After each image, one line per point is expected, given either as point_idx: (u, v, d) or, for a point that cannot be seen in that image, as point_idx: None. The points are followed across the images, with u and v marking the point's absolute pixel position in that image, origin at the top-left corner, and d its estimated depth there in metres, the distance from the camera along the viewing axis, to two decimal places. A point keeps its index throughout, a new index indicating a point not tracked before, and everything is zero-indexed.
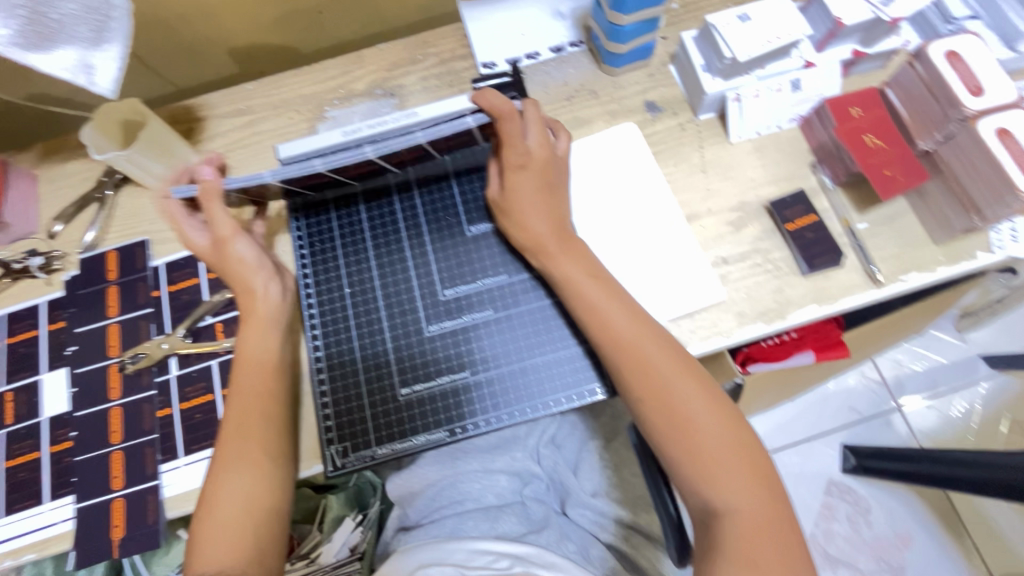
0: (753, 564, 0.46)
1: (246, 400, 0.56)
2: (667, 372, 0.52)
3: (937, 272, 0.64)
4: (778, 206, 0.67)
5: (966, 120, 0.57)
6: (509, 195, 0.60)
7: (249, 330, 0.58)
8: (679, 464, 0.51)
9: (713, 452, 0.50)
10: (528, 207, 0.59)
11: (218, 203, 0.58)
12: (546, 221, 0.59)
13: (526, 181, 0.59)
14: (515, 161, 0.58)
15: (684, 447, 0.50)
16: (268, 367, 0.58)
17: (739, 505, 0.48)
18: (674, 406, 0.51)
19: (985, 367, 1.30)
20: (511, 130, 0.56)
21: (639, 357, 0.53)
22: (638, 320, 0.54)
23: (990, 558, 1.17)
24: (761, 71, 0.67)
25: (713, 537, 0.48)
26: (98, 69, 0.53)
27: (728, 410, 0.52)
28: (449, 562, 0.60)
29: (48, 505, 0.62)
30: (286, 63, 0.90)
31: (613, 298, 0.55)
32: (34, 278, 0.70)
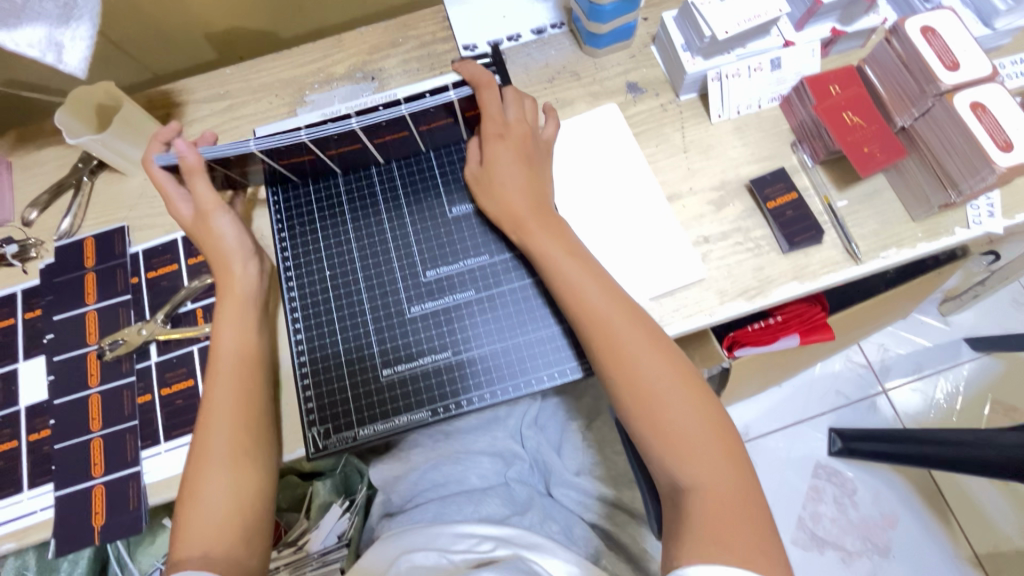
0: (721, 540, 0.44)
1: (224, 382, 0.56)
2: (639, 349, 0.52)
3: (917, 248, 0.64)
4: (759, 184, 0.67)
5: (941, 95, 0.58)
6: (487, 166, 0.61)
7: (226, 312, 0.58)
8: (652, 442, 0.50)
9: (685, 427, 0.50)
10: (506, 184, 0.60)
11: (201, 177, 0.59)
12: (526, 197, 0.59)
13: (504, 153, 0.60)
14: (492, 135, 0.60)
15: (659, 422, 0.50)
16: (246, 350, 0.57)
17: (706, 480, 0.47)
18: (648, 382, 0.51)
19: (968, 350, 1.32)
20: (490, 103, 0.59)
21: (615, 334, 0.53)
22: (614, 296, 0.54)
23: (973, 537, 1.19)
24: (740, 50, 0.68)
25: (682, 510, 0.47)
26: (67, 48, 0.51)
27: (700, 385, 0.52)
28: (431, 546, 0.59)
29: (27, 493, 0.61)
30: (266, 48, 0.89)
31: (590, 274, 0.55)
32: (10, 266, 0.69)
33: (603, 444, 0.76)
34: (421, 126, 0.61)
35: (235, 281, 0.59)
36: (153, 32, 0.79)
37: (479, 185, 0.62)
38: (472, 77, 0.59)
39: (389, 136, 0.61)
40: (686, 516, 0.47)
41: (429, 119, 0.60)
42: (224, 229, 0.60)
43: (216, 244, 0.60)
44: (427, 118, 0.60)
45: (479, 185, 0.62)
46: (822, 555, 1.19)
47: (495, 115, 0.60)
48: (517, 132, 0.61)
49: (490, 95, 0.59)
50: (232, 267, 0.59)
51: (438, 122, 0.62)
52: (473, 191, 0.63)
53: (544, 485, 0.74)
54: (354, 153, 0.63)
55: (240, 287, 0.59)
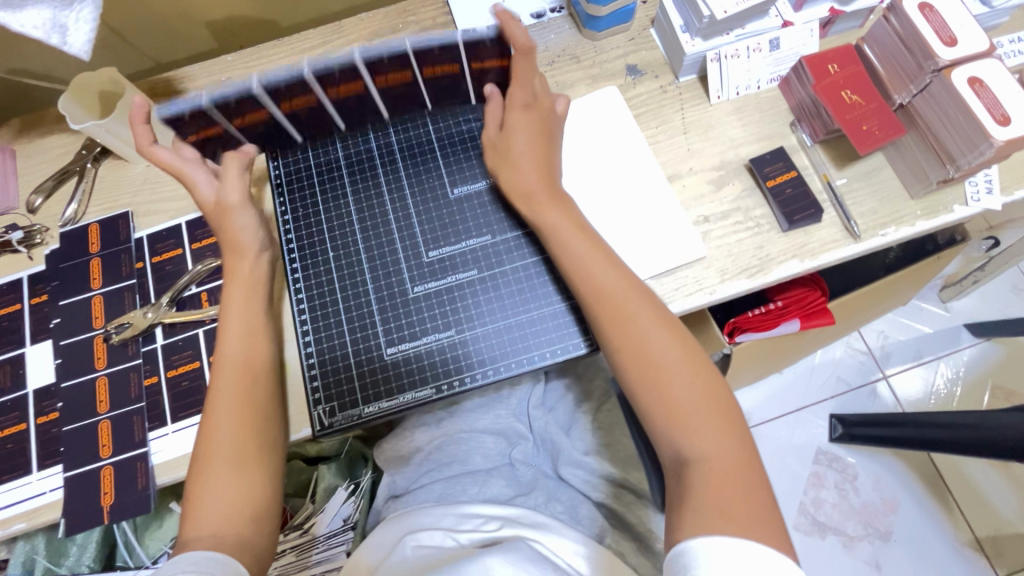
0: (723, 510, 0.45)
1: (234, 361, 0.57)
2: (642, 322, 0.53)
3: (916, 226, 0.65)
4: (759, 163, 0.67)
5: (939, 71, 0.59)
6: (506, 134, 0.62)
7: (236, 290, 0.59)
8: (653, 414, 0.51)
9: (688, 399, 0.50)
10: (522, 156, 0.60)
11: (236, 168, 0.61)
12: (535, 171, 0.60)
13: (524, 124, 0.61)
14: (516, 106, 0.62)
15: (661, 393, 0.51)
16: (256, 327, 0.58)
17: (709, 451, 0.48)
18: (651, 354, 0.52)
19: (968, 335, 1.32)
20: (523, 73, 0.61)
21: (617, 307, 0.54)
22: (618, 270, 0.56)
23: (974, 520, 1.20)
24: (740, 30, 0.68)
25: (684, 482, 0.48)
26: (71, 31, 0.52)
27: (700, 357, 0.53)
28: (437, 526, 0.59)
29: (37, 475, 0.62)
30: (266, 37, 0.89)
31: (593, 249, 0.56)
32: (16, 252, 0.70)
33: (612, 426, 0.74)
34: (424, 71, 0.63)
35: (237, 261, 0.60)
36: (155, 22, 0.79)
37: (495, 158, 0.63)
38: (513, 41, 0.58)
39: (391, 77, 0.62)
40: (688, 489, 0.47)
41: (433, 59, 0.61)
42: (246, 215, 0.60)
43: (223, 225, 0.60)
44: (430, 56, 0.60)
45: (496, 159, 0.63)
46: (824, 540, 1.20)
47: (525, 85, 0.62)
48: (542, 109, 0.63)
49: (525, 65, 0.60)
50: (244, 248, 0.60)
51: (441, 67, 0.63)
52: (490, 165, 0.64)
53: (551, 466, 0.73)
54: (355, 97, 0.64)
55: (249, 268, 0.60)
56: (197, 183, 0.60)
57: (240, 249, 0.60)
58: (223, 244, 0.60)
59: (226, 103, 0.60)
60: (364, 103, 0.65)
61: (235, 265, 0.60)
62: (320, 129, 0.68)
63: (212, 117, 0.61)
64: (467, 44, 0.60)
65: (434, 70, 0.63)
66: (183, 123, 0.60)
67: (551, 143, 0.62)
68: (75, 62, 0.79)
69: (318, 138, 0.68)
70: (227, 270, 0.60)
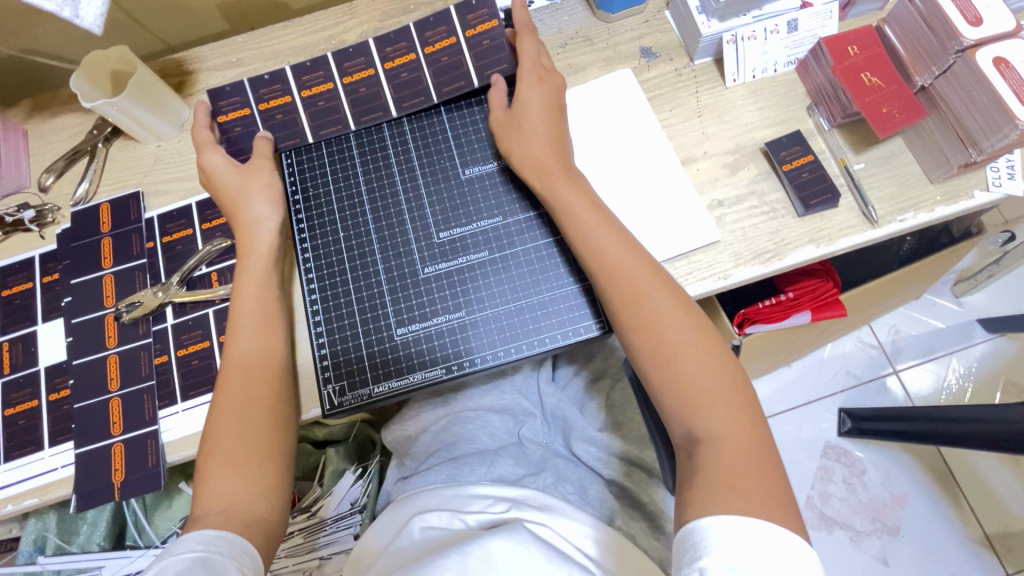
0: (738, 490, 0.44)
1: (246, 339, 0.57)
2: (655, 303, 0.52)
3: (935, 211, 0.64)
4: (775, 147, 0.66)
5: (964, 51, 0.58)
6: (518, 108, 0.62)
7: (246, 267, 0.60)
8: (666, 395, 0.50)
9: (702, 379, 0.50)
10: (533, 133, 0.60)
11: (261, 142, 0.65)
12: (546, 149, 0.59)
13: (535, 98, 0.62)
14: (525, 81, 0.62)
15: (673, 374, 0.50)
16: (262, 306, 0.59)
17: (722, 430, 0.48)
18: (662, 335, 0.51)
19: (982, 330, 1.30)
20: (525, 45, 0.64)
21: (630, 287, 0.53)
22: (631, 250, 0.55)
23: (984, 516, 1.19)
24: (756, 12, 0.67)
25: (697, 463, 0.47)
26: (83, 4, 0.51)
27: (714, 337, 0.52)
28: (444, 508, 0.59)
29: (49, 451, 0.62)
30: (276, 19, 0.88)
31: (606, 228, 0.56)
32: (28, 231, 0.70)
33: (625, 403, 0.74)
34: (426, 47, 0.66)
35: (256, 236, 0.61)
36: (166, 4, 0.78)
37: (509, 134, 0.62)
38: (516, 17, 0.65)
39: (398, 58, 0.66)
40: (698, 469, 0.47)
41: (432, 31, 0.66)
42: (257, 191, 0.62)
43: (239, 203, 0.61)
44: (428, 28, 0.66)
45: (508, 135, 0.62)
46: (832, 534, 1.19)
47: (532, 59, 0.64)
48: (553, 82, 0.63)
49: (530, 41, 0.64)
50: (259, 227, 0.61)
51: (440, 43, 0.66)
52: (500, 142, 0.63)
53: (563, 441, 0.73)
54: (365, 82, 0.67)
55: (260, 247, 0.61)
56: (212, 165, 0.62)
57: (255, 225, 0.61)
58: (234, 223, 0.61)
59: (260, 88, 0.66)
60: (376, 87, 0.67)
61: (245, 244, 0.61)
62: (332, 121, 0.67)
63: (246, 103, 0.66)
64: (459, 9, 0.66)
65: (437, 45, 0.66)
66: (218, 105, 0.66)
67: (560, 119, 0.62)
68: (85, 43, 0.78)
69: (329, 129, 0.67)
70: (242, 248, 0.61)
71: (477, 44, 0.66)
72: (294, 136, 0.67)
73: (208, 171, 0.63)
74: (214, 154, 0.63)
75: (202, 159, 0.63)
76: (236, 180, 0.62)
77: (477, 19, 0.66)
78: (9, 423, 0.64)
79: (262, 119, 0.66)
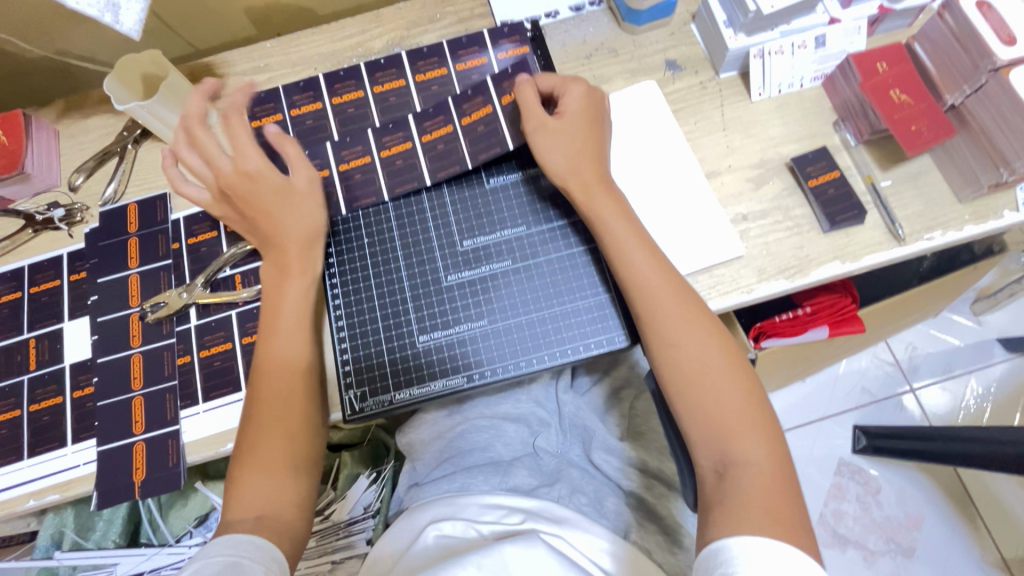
0: (773, 516, 0.44)
1: (276, 344, 0.57)
2: (686, 320, 0.52)
3: (963, 231, 0.63)
4: (800, 163, 0.66)
5: (996, 70, 0.57)
6: (563, 114, 0.60)
7: (290, 273, 0.59)
8: (693, 415, 0.50)
9: (729, 401, 0.50)
10: (577, 137, 0.60)
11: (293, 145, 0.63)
12: (586, 151, 0.59)
13: (577, 99, 0.61)
14: (569, 91, 0.61)
15: (703, 393, 0.50)
16: (302, 312, 0.59)
17: (756, 454, 0.47)
18: (691, 352, 0.51)
19: (1001, 350, 1.28)
20: (546, 77, 0.63)
21: (658, 303, 0.53)
22: (658, 263, 0.55)
23: (1001, 539, 1.16)
24: (785, 27, 0.66)
25: (729, 488, 0.47)
26: (123, 10, 0.52)
27: (744, 358, 0.52)
28: (458, 516, 0.58)
29: (72, 447, 0.63)
30: (303, 26, 0.89)
31: (634, 242, 0.56)
32: (57, 230, 0.71)
33: (646, 414, 0.74)
34: (464, 117, 0.65)
35: (311, 256, 0.60)
36: (197, 10, 0.79)
37: (548, 135, 0.60)
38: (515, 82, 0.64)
39: (436, 130, 0.65)
40: (729, 493, 0.46)
41: (469, 103, 0.65)
42: (306, 202, 0.61)
43: (287, 218, 0.60)
44: (464, 100, 0.65)
45: (551, 135, 0.60)
46: (844, 554, 1.17)
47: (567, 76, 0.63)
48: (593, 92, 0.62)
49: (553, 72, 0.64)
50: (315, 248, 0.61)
51: (476, 113, 0.64)
52: (534, 139, 0.60)
53: (581, 450, 0.72)
54: (403, 155, 0.65)
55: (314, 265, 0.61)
56: (255, 177, 0.60)
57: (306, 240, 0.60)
58: (273, 243, 0.60)
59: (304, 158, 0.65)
60: (411, 160, 0.65)
61: (285, 252, 0.60)
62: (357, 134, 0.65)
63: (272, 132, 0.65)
64: (496, 78, 0.65)
65: (473, 115, 0.64)
66: None
67: (601, 126, 0.62)
68: (117, 46, 0.80)
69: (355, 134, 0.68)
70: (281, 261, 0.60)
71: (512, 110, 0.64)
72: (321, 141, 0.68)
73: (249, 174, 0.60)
74: (252, 158, 0.61)
75: (241, 164, 0.61)
76: (281, 181, 0.61)
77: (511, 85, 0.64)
78: (33, 419, 0.64)
79: None
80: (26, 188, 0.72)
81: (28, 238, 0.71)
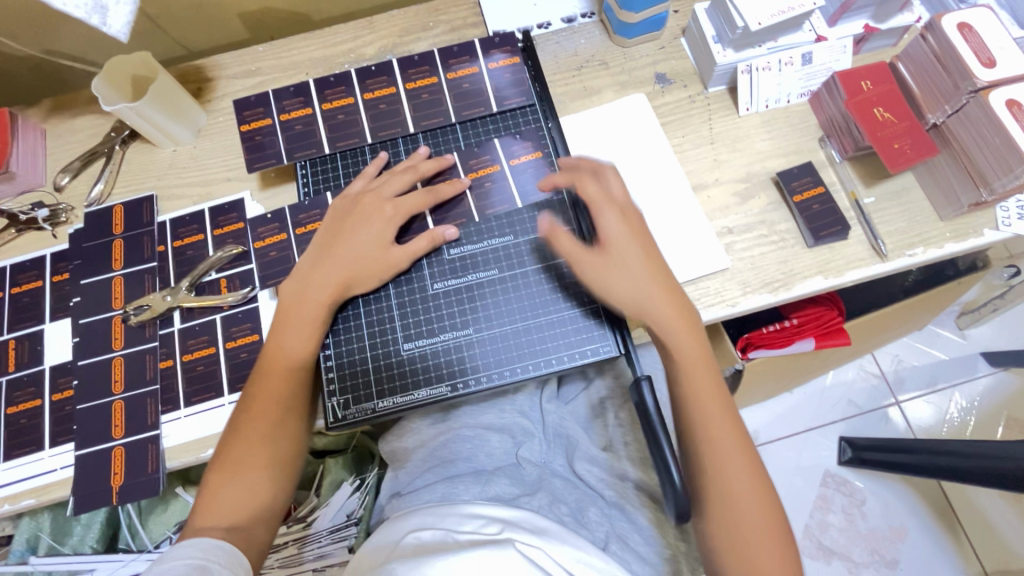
0: None
1: (270, 354, 0.58)
2: (728, 443, 0.56)
3: (944, 247, 0.64)
4: (786, 177, 0.67)
5: (977, 92, 0.58)
6: (611, 247, 0.59)
7: (309, 285, 0.59)
8: (722, 534, 0.54)
9: (755, 524, 0.54)
10: (630, 265, 0.58)
11: (424, 242, 0.61)
12: (641, 283, 0.58)
13: (615, 228, 0.59)
14: (610, 220, 0.59)
15: (725, 522, 0.54)
16: (312, 313, 0.58)
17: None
18: (727, 472, 0.55)
19: (985, 364, 1.30)
20: (588, 188, 0.60)
21: (709, 423, 0.56)
22: (718, 397, 0.57)
23: (984, 553, 1.17)
24: (772, 43, 0.68)
25: None
26: (112, 11, 0.52)
27: (768, 484, 0.56)
28: (438, 525, 0.57)
29: (49, 451, 0.62)
30: (297, 30, 0.89)
31: (700, 372, 0.58)
32: (41, 230, 0.71)
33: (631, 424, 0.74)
34: (469, 172, 0.66)
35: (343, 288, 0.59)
36: (190, 12, 0.79)
37: (599, 275, 0.59)
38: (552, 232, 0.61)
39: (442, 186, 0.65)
40: None
41: (476, 160, 0.66)
42: (374, 252, 0.60)
43: (338, 248, 0.60)
44: (471, 157, 0.66)
45: (603, 271, 0.58)
46: (829, 565, 1.18)
47: (603, 190, 0.61)
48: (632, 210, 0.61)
49: (593, 182, 0.61)
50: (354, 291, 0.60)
51: (480, 171, 0.66)
52: (590, 283, 0.59)
53: (564, 460, 0.72)
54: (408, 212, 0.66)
55: (323, 286, 0.59)
56: (358, 232, 0.60)
57: (343, 275, 0.59)
58: (309, 268, 0.60)
59: (300, 211, 0.67)
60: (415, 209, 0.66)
61: (314, 267, 0.60)
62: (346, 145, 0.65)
63: (278, 158, 0.68)
64: (504, 141, 0.67)
65: (480, 171, 0.66)
66: (257, 228, 0.67)
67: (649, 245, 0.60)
68: (110, 47, 0.80)
69: (345, 140, 0.68)
70: (302, 279, 0.60)
71: (519, 170, 0.66)
72: (310, 147, 0.68)
73: (363, 201, 0.62)
74: (388, 196, 0.62)
75: (380, 196, 0.62)
76: (379, 250, 0.60)
77: (520, 149, 0.66)
78: (11, 422, 0.63)
79: (299, 242, 0.66)
80: (10, 186, 0.71)
81: (11, 237, 0.70)
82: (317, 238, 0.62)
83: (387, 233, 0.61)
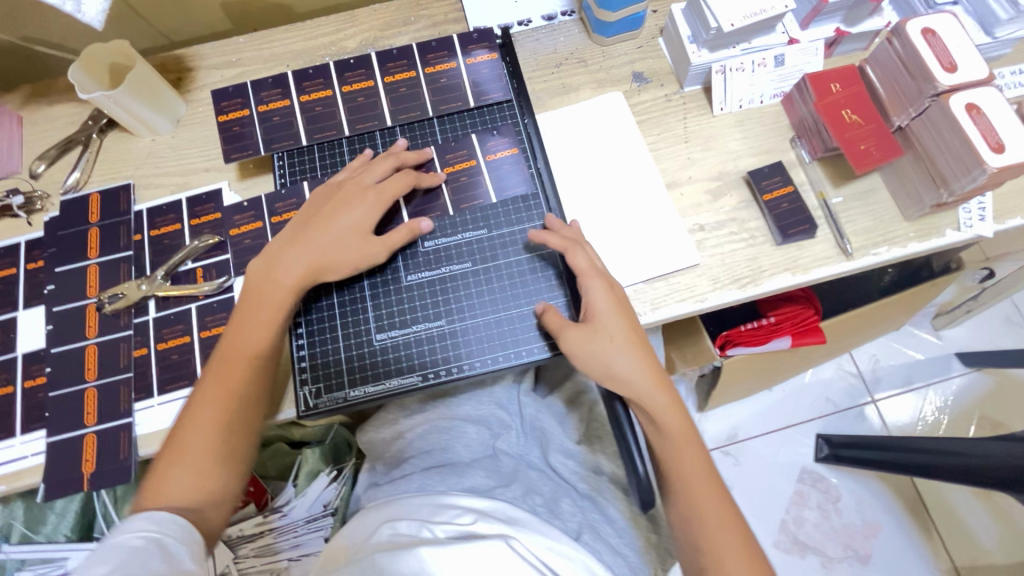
0: None
1: (236, 338, 0.58)
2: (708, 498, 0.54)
3: (908, 247, 0.66)
4: (756, 176, 0.68)
5: (938, 96, 0.60)
6: (597, 319, 0.57)
7: (276, 267, 0.59)
8: None
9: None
10: (614, 333, 0.57)
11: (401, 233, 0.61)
12: (624, 358, 0.56)
13: (601, 298, 0.57)
14: (594, 291, 0.57)
15: None
16: (278, 296, 0.58)
17: None
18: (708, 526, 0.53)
19: (959, 364, 1.33)
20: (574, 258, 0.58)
21: (691, 473, 0.55)
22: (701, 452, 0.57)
23: (953, 549, 1.20)
24: (745, 45, 0.69)
25: None
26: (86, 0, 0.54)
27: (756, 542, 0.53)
28: (414, 516, 0.57)
29: (20, 438, 0.62)
30: (280, 22, 0.89)
31: (681, 430, 0.57)
32: (15, 217, 0.70)
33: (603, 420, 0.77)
34: (446, 166, 0.67)
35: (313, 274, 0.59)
36: (171, 2, 0.79)
37: (586, 352, 0.57)
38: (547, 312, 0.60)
39: None
40: None
41: (452, 154, 0.67)
42: (346, 239, 0.60)
43: (307, 231, 0.60)
44: (448, 151, 0.67)
45: (592, 347, 0.56)
46: (803, 559, 1.20)
47: (586, 257, 0.59)
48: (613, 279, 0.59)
49: (581, 252, 0.59)
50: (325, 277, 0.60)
51: (457, 166, 0.67)
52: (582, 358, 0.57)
53: (539, 452, 0.73)
54: None
55: (290, 271, 0.59)
56: (328, 216, 0.60)
57: (312, 260, 0.59)
58: (278, 251, 0.60)
59: (277, 202, 0.67)
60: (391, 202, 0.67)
61: (282, 250, 0.60)
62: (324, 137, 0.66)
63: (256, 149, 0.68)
64: (481, 137, 0.68)
65: (456, 165, 0.67)
66: (234, 218, 0.67)
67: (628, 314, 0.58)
68: (89, 35, 0.79)
69: (324, 132, 0.69)
70: (269, 262, 0.59)
71: (495, 166, 0.67)
72: (288, 139, 0.68)
73: (343, 188, 0.62)
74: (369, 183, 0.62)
75: (359, 184, 0.62)
76: (352, 238, 0.60)
77: (496, 146, 0.68)
78: None
79: (275, 232, 0.67)
80: None
81: None
82: (292, 222, 0.62)
83: (365, 220, 0.60)
